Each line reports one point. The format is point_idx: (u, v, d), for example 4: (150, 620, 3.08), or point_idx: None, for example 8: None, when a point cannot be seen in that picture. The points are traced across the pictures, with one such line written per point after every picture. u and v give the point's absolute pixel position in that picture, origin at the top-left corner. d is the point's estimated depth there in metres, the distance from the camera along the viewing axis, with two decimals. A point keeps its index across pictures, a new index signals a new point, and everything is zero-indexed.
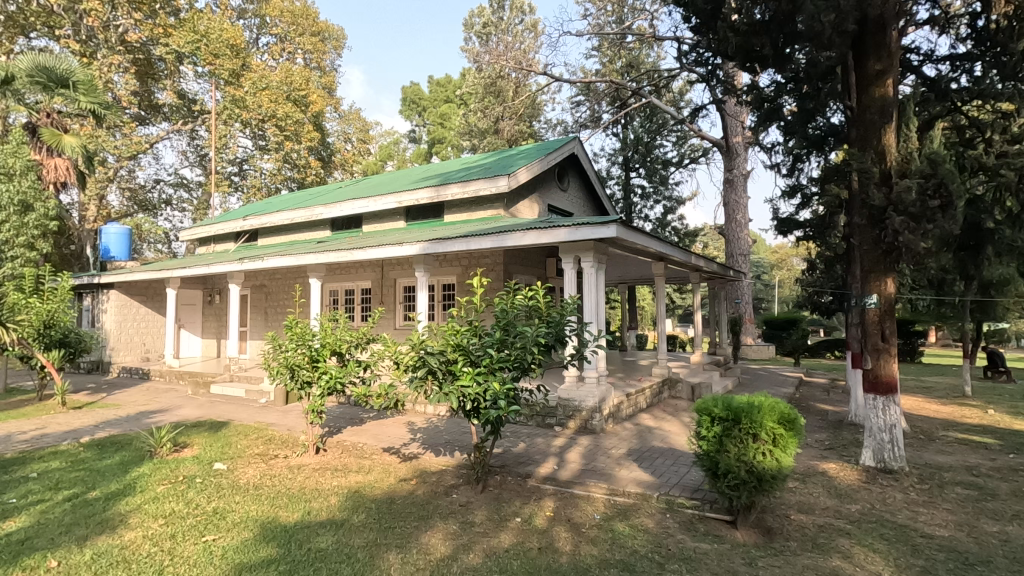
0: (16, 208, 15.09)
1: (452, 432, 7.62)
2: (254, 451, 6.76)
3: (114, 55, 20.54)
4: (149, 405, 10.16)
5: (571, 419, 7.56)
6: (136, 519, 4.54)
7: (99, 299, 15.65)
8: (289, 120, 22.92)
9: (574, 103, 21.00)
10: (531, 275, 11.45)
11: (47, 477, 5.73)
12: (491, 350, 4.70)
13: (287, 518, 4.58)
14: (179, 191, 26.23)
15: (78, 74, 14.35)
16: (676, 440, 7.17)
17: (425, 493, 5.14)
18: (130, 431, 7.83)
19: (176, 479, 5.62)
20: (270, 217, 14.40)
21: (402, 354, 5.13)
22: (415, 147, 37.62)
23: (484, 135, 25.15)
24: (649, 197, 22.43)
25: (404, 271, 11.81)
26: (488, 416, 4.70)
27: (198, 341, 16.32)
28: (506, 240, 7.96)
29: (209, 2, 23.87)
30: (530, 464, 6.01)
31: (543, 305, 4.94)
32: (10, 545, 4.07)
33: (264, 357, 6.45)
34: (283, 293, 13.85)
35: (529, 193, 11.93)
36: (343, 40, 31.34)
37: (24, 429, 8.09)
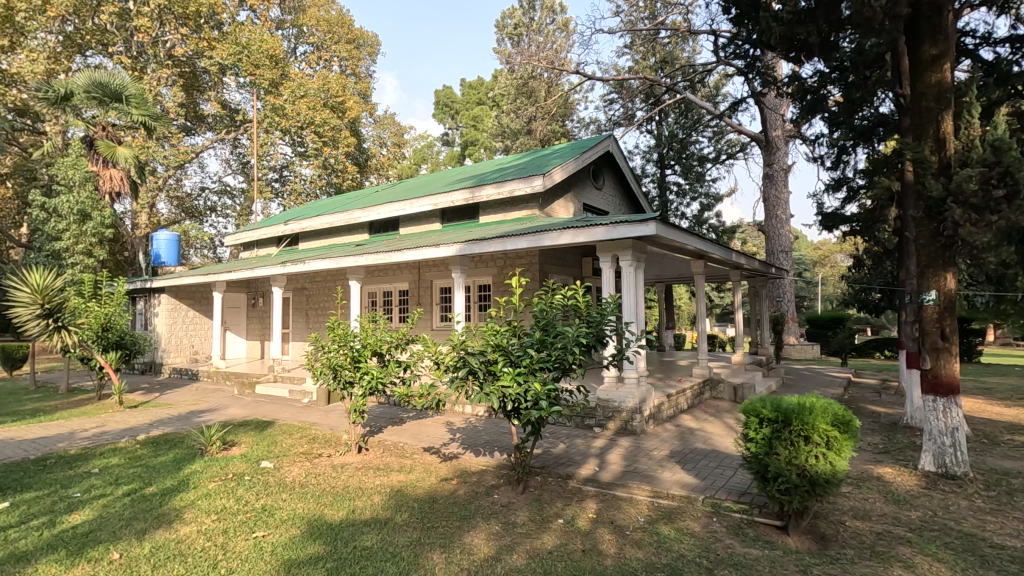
0: (76, 217, 16.03)
1: (491, 432, 7.63)
2: (299, 450, 6.93)
3: (162, 70, 21.44)
4: (198, 405, 10.53)
5: (611, 420, 7.48)
6: (191, 514, 4.71)
7: (152, 303, 16.38)
8: (327, 126, 23.57)
9: (607, 101, 20.79)
10: (567, 274, 11.38)
11: (108, 472, 6.01)
12: (531, 350, 4.68)
13: (333, 516, 4.67)
14: (224, 198, 27.17)
15: (131, 88, 15.06)
16: (721, 441, 7.00)
17: (467, 493, 5.15)
18: (182, 430, 8.14)
19: (226, 476, 5.81)
20: (310, 221, 14.77)
21: (442, 354, 5.14)
22: (448, 149, 37.99)
23: (517, 136, 25.13)
24: (685, 194, 22.01)
25: (440, 273, 11.92)
26: (529, 417, 4.66)
27: (243, 342, 16.86)
28: (543, 239, 7.91)
29: (249, 14, 24.67)
30: (571, 465, 5.96)
31: (583, 305, 4.90)
32: (75, 537, 4.28)
33: (308, 358, 6.60)
34: (323, 295, 14.18)
35: (563, 193, 11.87)
36: (377, 45, 31.83)
37: (85, 427, 8.51)
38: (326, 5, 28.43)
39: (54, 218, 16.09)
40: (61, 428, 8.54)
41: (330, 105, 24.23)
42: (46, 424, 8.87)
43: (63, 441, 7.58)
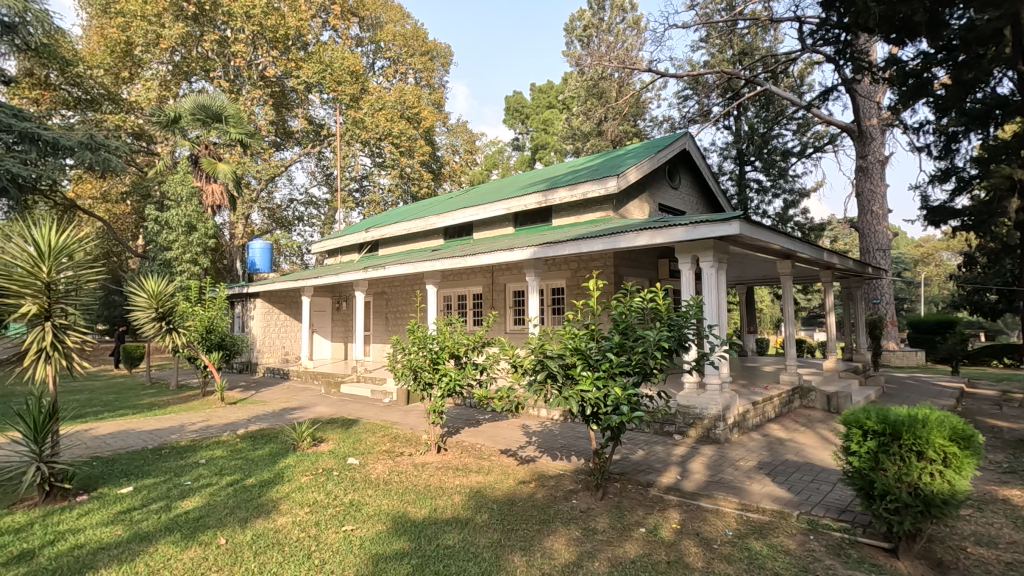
0: (183, 229, 17.43)
1: (568, 436, 7.55)
2: (382, 448, 7.21)
3: (255, 91, 23.23)
4: (289, 403, 11.21)
5: (692, 427, 7.20)
6: (286, 506, 5.00)
7: (248, 307, 17.64)
8: (403, 137, 24.51)
9: (681, 97, 20.12)
10: (643, 277, 11.11)
11: (213, 463, 6.53)
12: (610, 354, 4.58)
13: (416, 513, 4.80)
14: (310, 209, 28.88)
15: (229, 108, 16.82)
16: (814, 454, 6.55)
17: (545, 497, 5.13)
18: (276, 426, 8.69)
19: (317, 471, 6.13)
20: (390, 228, 15.38)
21: (520, 357, 5.15)
22: (518, 154, 38.32)
23: (588, 138, 24.93)
24: (767, 191, 20.94)
25: (514, 276, 12.01)
26: (609, 423, 4.57)
27: (328, 344, 17.79)
28: (619, 241, 7.75)
29: (332, 34, 26.13)
30: (651, 472, 5.79)
31: (664, 307, 4.74)
32: (188, 521, 4.68)
33: (390, 359, 6.82)
34: (402, 299, 14.71)
35: (638, 193, 11.60)
36: (450, 56, 32.63)
37: (193, 421, 9.30)
38: (401, 20, 29.71)
39: (166, 229, 17.59)
40: (173, 421, 9.39)
41: (406, 116, 25.10)
42: (160, 417, 9.77)
43: (176, 433, 8.34)
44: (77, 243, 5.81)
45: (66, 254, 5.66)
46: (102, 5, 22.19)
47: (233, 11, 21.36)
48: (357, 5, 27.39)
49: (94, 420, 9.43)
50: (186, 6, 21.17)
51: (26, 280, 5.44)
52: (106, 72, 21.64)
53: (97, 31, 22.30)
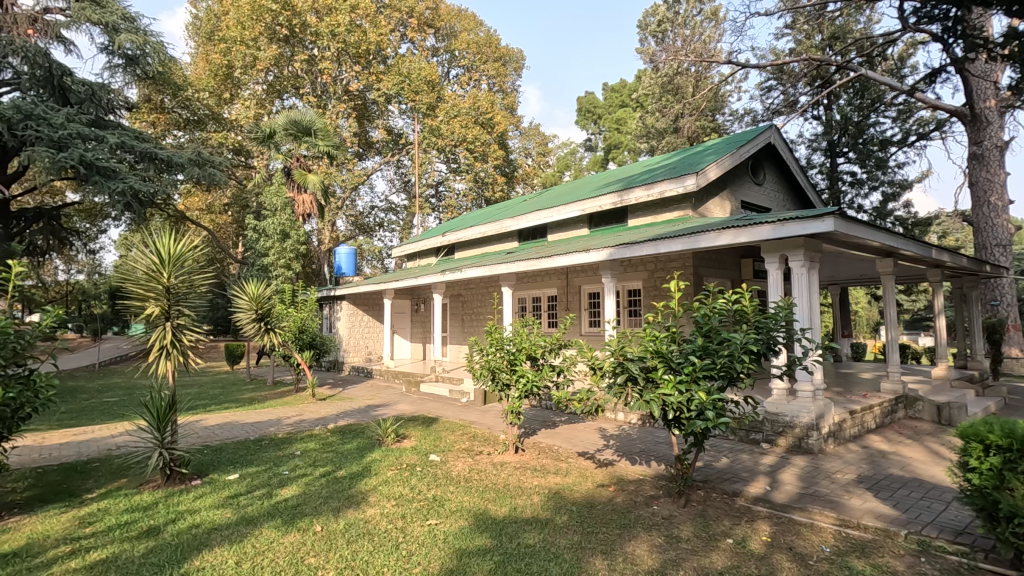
0: (278, 237, 18.79)
1: (647, 441, 7.39)
2: (461, 446, 7.39)
3: (340, 105, 24.68)
4: (373, 401, 11.73)
5: (782, 436, 6.84)
6: (375, 498, 5.26)
7: (335, 309, 18.71)
8: (477, 142, 25.08)
9: (764, 89, 19.05)
10: (724, 278, 10.67)
11: (307, 455, 6.99)
12: (693, 357, 4.42)
13: (496, 511, 4.89)
14: (390, 215, 30.12)
15: (318, 123, 17.85)
16: (923, 469, 6.00)
17: (625, 502, 5.05)
18: (362, 422, 9.15)
19: (402, 465, 6.40)
20: (465, 232, 15.76)
21: (599, 359, 5.11)
22: (591, 154, 38.02)
23: (663, 136, 24.28)
24: (863, 184, 19.45)
25: (589, 278, 11.92)
26: (693, 428, 4.41)
27: (408, 345, 18.48)
28: (699, 240, 7.49)
29: (409, 47, 27.19)
30: (737, 481, 5.55)
31: (750, 309, 4.52)
32: (287, 508, 5.04)
33: (468, 359, 6.99)
34: (478, 301, 15.02)
35: (718, 191, 11.15)
36: (522, 60, 32.90)
37: (289, 415, 10.00)
38: (474, 28, 30.39)
39: (263, 238, 19.06)
40: (270, 414, 10.13)
41: (480, 122, 25.58)
42: (260, 410, 10.57)
43: (274, 426, 8.98)
44: (192, 252, 6.41)
45: (183, 262, 6.27)
46: (207, 33, 24.35)
47: (320, 31, 22.70)
48: (433, 16, 28.29)
49: (204, 412, 10.35)
50: (279, 29, 22.79)
51: (150, 285, 6.11)
52: (211, 94, 23.68)
53: (203, 58, 24.46)
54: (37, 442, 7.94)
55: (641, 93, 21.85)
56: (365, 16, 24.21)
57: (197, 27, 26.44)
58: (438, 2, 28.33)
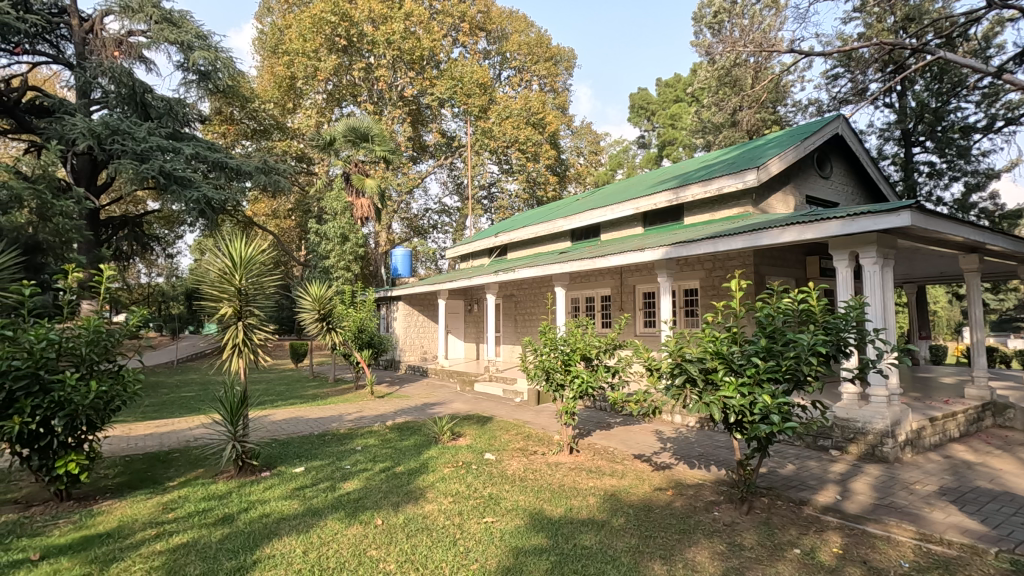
0: (338, 239, 19.50)
1: (707, 445, 7.17)
2: (516, 445, 7.43)
3: (396, 111, 25.38)
4: (429, 399, 11.96)
5: (853, 443, 6.47)
6: (432, 494, 5.37)
7: (392, 309, 19.25)
8: (529, 142, 25.20)
9: (830, 77, 18.03)
10: (788, 276, 10.22)
11: (367, 450, 7.22)
12: (756, 359, 4.26)
13: (552, 511, 4.89)
14: (443, 217, 30.67)
15: (375, 129, 18.56)
16: (1016, 482, 5.53)
17: (684, 506, 4.92)
18: (418, 420, 9.36)
19: (458, 463, 6.50)
20: (518, 232, 15.85)
21: (656, 360, 5.01)
22: (644, 152, 37.36)
23: (720, 130, 23.52)
24: (942, 174, 18.17)
25: (644, 277, 11.71)
26: (757, 433, 4.26)
27: (462, 344, 18.75)
28: (761, 237, 7.20)
29: (461, 51, 27.60)
30: (804, 489, 5.30)
31: (818, 308, 4.30)
32: (350, 501, 5.23)
33: (522, 359, 7.02)
34: (531, 302, 15.07)
35: (781, 186, 10.69)
36: (573, 59, 32.73)
37: (350, 412, 10.36)
38: (525, 29, 30.49)
39: (325, 241, 19.85)
40: (333, 411, 10.53)
41: (532, 122, 25.68)
42: (322, 406, 11.01)
43: (336, 421, 9.34)
44: (261, 255, 6.76)
45: (253, 265, 6.61)
46: (272, 47, 25.60)
47: (376, 39, 23.37)
48: (484, 19, 28.64)
49: (271, 408, 10.87)
50: (338, 40, 23.62)
51: (224, 287, 6.50)
52: (275, 104, 24.89)
53: (268, 70, 25.70)
54: (126, 432, 8.60)
55: (697, 86, 21.21)
56: (418, 23, 24.76)
57: (263, 41, 27.83)
58: (489, 5, 28.65)
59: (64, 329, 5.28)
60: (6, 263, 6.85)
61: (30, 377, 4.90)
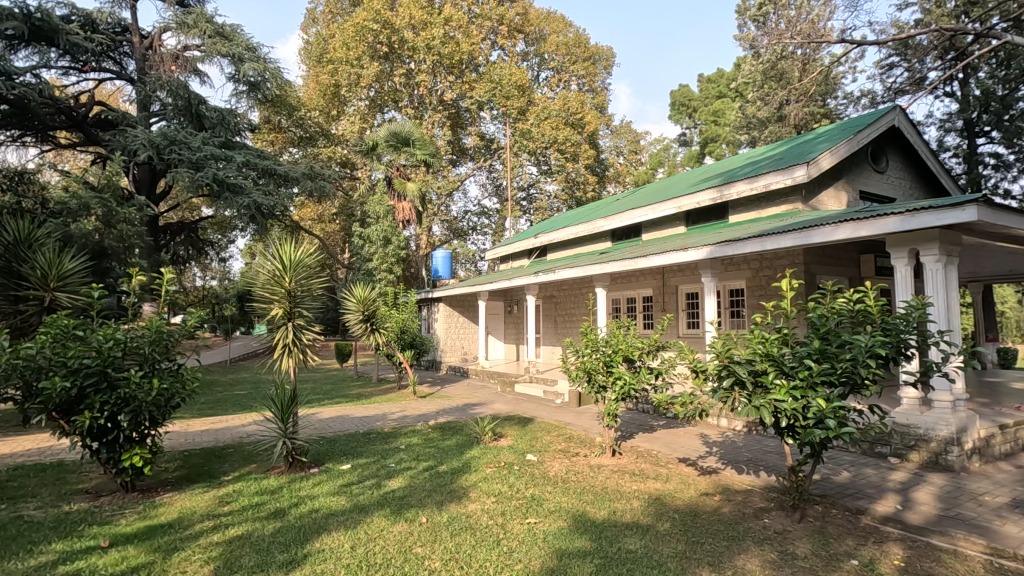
0: (381, 242, 19.95)
1: (756, 450, 6.95)
2: (558, 446, 7.40)
3: (436, 115, 25.77)
4: (470, 399, 12.06)
5: (914, 451, 6.15)
6: (475, 494, 5.41)
7: (433, 310, 19.53)
8: (568, 143, 25.06)
9: (885, 67, 17.19)
10: (840, 275, 9.82)
11: (411, 449, 7.35)
12: (809, 361, 4.10)
13: (595, 514, 4.85)
14: (482, 218, 30.88)
15: (416, 133, 18.94)
16: None
17: (733, 513, 4.79)
18: (460, 420, 9.44)
19: (500, 464, 6.52)
20: (558, 233, 15.81)
21: (702, 362, 4.88)
22: (686, 149, 36.65)
23: (766, 125, 22.84)
24: (1010, 166, 17.13)
25: (687, 277, 11.48)
26: (811, 438, 4.10)
27: (502, 345, 18.85)
28: (812, 235, 6.94)
29: (500, 54, 27.73)
30: (861, 498, 5.07)
31: (876, 309, 4.10)
32: (395, 499, 5.32)
33: (563, 360, 6.97)
34: (571, 303, 15.02)
35: (833, 181, 10.27)
36: (612, 57, 32.42)
37: (393, 411, 10.56)
38: (563, 30, 30.39)
39: (368, 244, 20.32)
40: (377, 410, 10.75)
41: (571, 122, 25.58)
42: (367, 406, 11.27)
43: (380, 420, 9.54)
44: (308, 258, 6.96)
45: (301, 267, 6.82)
46: (317, 56, 26.38)
47: (416, 45, 23.77)
48: (523, 21, 28.72)
49: (318, 406, 11.20)
50: (380, 47, 24.10)
51: (274, 289, 6.75)
52: (320, 112, 25.59)
53: (313, 79, 26.49)
54: (184, 428, 9.03)
55: (741, 81, 20.59)
56: (457, 28, 25.06)
57: (308, 51, 28.71)
58: (527, 7, 28.71)
59: (129, 329, 5.58)
60: (76, 268, 7.32)
61: (99, 374, 5.21)
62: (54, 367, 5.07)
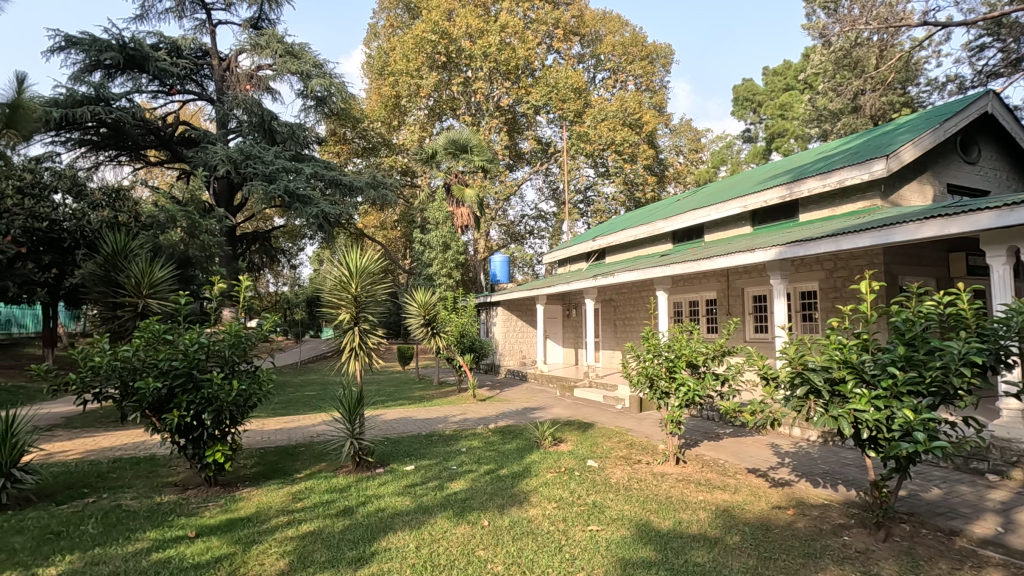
0: (441, 248, 20.39)
1: (833, 462, 6.55)
2: (619, 453, 7.27)
3: (493, 121, 26.08)
4: (529, 403, 12.06)
5: (1017, 468, 5.61)
6: (536, 499, 5.40)
7: (491, 314, 19.75)
8: (626, 144, 24.72)
9: (974, 49, 15.88)
10: (926, 276, 9.13)
11: (472, 452, 7.44)
12: (893, 369, 3.84)
13: (660, 524, 4.72)
14: (540, 222, 30.92)
15: (473, 140, 19.21)
16: None
17: (808, 528, 4.52)
18: (519, 424, 9.47)
19: (561, 469, 6.48)
20: (617, 235, 15.59)
21: (772, 369, 4.66)
22: (750, 146, 35.31)
23: (839, 117, 21.65)
24: None
25: (755, 279, 11.02)
26: (896, 452, 3.82)
27: (560, 349, 18.79)
28: (894, 234, 6.50)
29: (555, 57, 27.72)
30: (954, 518, 4.67)
31: (970, 312, 3.78)
32: (457, 501, 5.40)
33: (623, 365, 6.84)
34: (630, 306, 14.77)
35: (916, 174, 9.56)
36: (670, 55, 31.73)
37: (454, 414, 10.74)
38: (620, 30, 30.00)
39: (428, 250, 20.79)
40: (439, 412, 10.96)
41: (629, 123, 25.22)
42: (429, 408, 11.51)
43: (442, 422, 9.73)
44: (373, 264, 7.20)
45: (366, 274, 7.07)
46: (379, 69, 27.31)
47: (474, 53, 24.18)
48: (578, 23, 28.61)
49: (383, 408, 11.55)
50: (438, 57, 24.66)
51: (342, 294, 7.03)
52: (382, 123, 26.41)
53: (375, 91, 27.44)
54: (260, 427, 9.54)
55: (810, 72, 19.60)
56: (514, 34, 25.39)
57: (371, 65, 29.80)
58: (583, 9, 28.60)
59: (211, 333, 5.97)
60: (164, 277, 7.91)
61: (185, 376, 5.59)
62: (146, 369, 5.48)
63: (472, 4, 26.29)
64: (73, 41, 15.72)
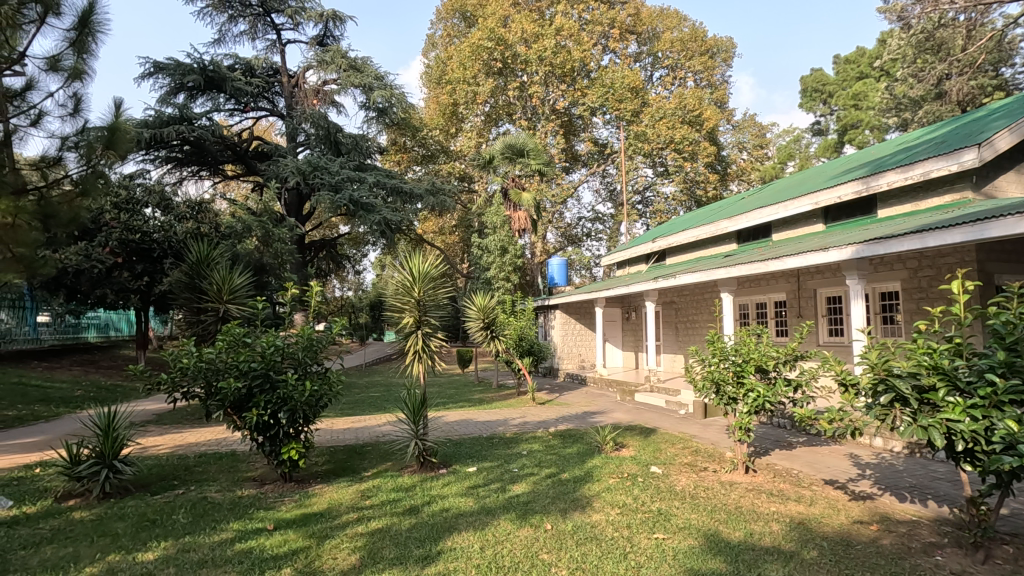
0: (499, 252, 20.58)
1: (921, 475, 6.09)
2: (684, 460, 7.07)
3: (549, 124, 26.07)
4: (590, 407, 11.93)
5: None
6: (599, 504, 5.34)
7: (549, 317, 19.73)
8: (686, 142, 24.09)
9: None
10: None
11: (533, 455, 7.45)
12: (993, 376, 3.52)
13: (730, 534, 4.55)
14: (597, 224, 30.59)
15: (530, 143, 19.29)
16: None
17: (895, 546, 4.23)
18: (579, 428, 9.39)
19: (623, 474, 6.38)
20: (678, 236, 15.21)
21: (852, 374, 4.40)
22: (820, 139, 33.50)
23: (920, 105, 20.21)
24: None
25: (829, 279, 10.43)
26: (996, 465, 3.51)
27: (620, 353, 18.50)
28: (989, 229, 5.99)
29: (612, 57, 27.38)
30: None
31: None
32: (519, 504, 5.42)
33: (687, 370, 6.64)
34: (693, 309, 14.36)
35: (1013, 163, 8.77)
36: (732, 48, 30.66)
37: (514, 417, 10.79)
38: (678, 25, 29.26)
39: (486, 253, 21.01)
40: (499, 415, 11.05)
41: (688, 120, 24.56)
42: (489, 411, 11.61)
43: (502, 425, 9.81)
44: (435, 269, 7.37)
45: (429, 278, 7.24)
46: (437, 78, 27.95)
47: (529, 58, 24.34)
48: (634, 22, 28.17)
49: (443, 410, 11.74)
50: (494, 63, 24.97)
51: (406, 298, 7.25)
52: (440, 131, 26.92)
53: (433, 100, 28.08)
54: (329, 427, 9.94)
55: (886, 58, 18.41)
56: (569, 37, 25.37)
57: (429, 74, 30.54)
58: (639, 7, 28.15)
59: (286, 336, 6.30)
60: (241, 284, 8.44)
61: (263, 376, 5.91)
62: (229, 370, 5.85)
63: (527, 10, 26.46)
64: (160, 67, 17.12)
